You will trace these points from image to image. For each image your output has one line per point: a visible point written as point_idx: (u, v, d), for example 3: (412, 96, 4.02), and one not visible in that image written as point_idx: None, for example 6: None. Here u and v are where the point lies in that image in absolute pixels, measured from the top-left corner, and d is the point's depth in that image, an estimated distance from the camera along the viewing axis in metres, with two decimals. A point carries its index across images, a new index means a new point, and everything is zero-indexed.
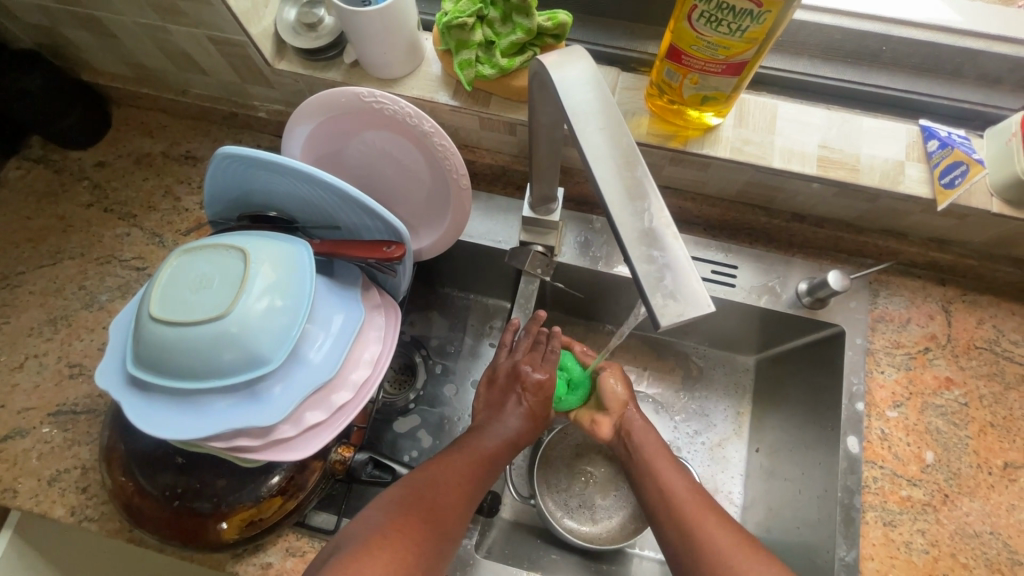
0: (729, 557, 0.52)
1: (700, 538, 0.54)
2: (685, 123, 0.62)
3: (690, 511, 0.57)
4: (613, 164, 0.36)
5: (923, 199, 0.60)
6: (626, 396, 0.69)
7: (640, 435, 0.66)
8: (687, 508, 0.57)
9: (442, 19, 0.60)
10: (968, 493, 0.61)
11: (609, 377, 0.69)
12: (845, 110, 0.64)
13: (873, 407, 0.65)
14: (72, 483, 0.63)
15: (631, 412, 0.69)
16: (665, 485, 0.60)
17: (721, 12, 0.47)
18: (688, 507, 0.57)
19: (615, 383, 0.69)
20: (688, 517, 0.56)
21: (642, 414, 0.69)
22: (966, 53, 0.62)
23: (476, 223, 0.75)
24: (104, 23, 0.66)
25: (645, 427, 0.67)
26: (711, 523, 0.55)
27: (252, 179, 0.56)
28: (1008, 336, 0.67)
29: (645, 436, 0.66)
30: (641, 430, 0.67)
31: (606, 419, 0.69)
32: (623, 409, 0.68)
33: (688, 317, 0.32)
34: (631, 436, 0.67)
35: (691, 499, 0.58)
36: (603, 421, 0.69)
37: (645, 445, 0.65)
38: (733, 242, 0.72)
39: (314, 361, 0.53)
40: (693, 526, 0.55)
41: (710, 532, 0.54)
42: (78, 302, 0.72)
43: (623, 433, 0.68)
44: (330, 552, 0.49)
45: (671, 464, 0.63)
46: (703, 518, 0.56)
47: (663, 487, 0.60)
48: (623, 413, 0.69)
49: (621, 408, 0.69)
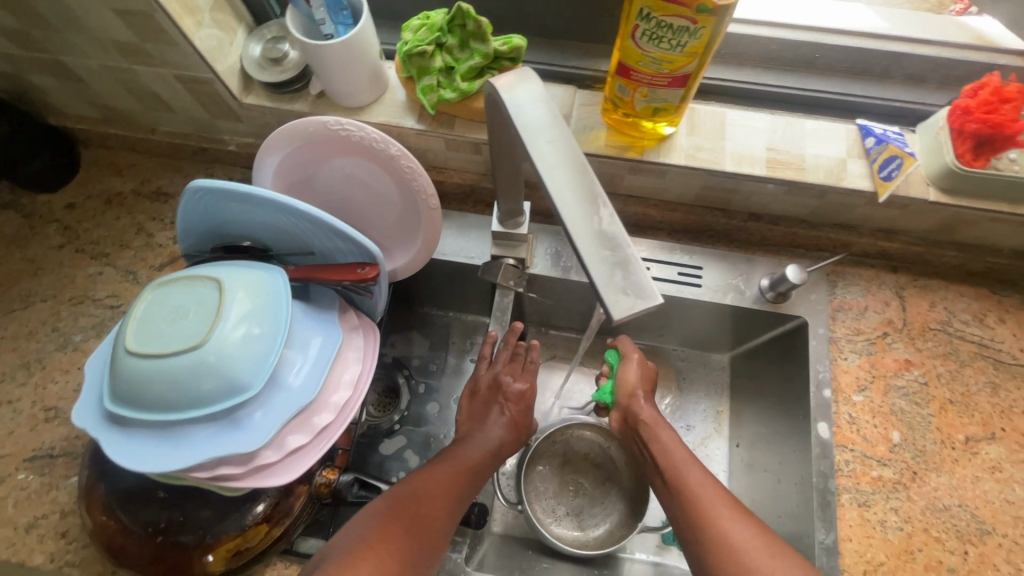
0: (746, 554, 0.51)
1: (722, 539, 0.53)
2: (640, 134, 0.65)
3: (705, 508, 0.56)
4: (564, 174, 0.38)
5: (866, 192, 0.63)
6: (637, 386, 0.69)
7: (659, 433, 0.64)
8: (707, 511, 0.55)
9: (403, 48, 0.63)
10: (935, 469, 0.64)
11: (625, 361, 0.71)
12: (788, 114, 0.68)
13: (840, 392, 0.67)
14: (52, 529, 0.62)
15: (641, 403, 0.68)
16: (679, 478, 0.59)
17: (661, 31, 0.50)
18: (703, 504, 0.56)
19: (631, 368, 0.70)
20: (700, 515, 0.55)
21: (650, 405, 0.68)
22: (892, 56, 0.66)
23: (449, 242, 0.77)
24: (70, 67, 0.67)
25: (655, 419, 0.66)
26: (725, 516, 0.54)
27: (224, 211, 0.58)
28: (959, 317, 0.70)
29: (655, 429, 0.65)
30: (651, 423, 0.66)
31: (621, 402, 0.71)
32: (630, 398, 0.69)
33: (636, 311, 0.34)
34: (648, 426, 0.65)
35: (706, 494, 0.57)
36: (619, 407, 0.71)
37: (656, 439, 0.64)
38: (697, 245, 0.75)
39: (293, 385, 0.54)
40: (706, 522, 0.54)
41: (725, 528, 0.54)
42: (52, 344, 0.72)
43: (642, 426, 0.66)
44: (314, 566, 0.49)
45: (684, 457, 0.62)
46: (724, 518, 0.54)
47: (677, 480, 0.59)
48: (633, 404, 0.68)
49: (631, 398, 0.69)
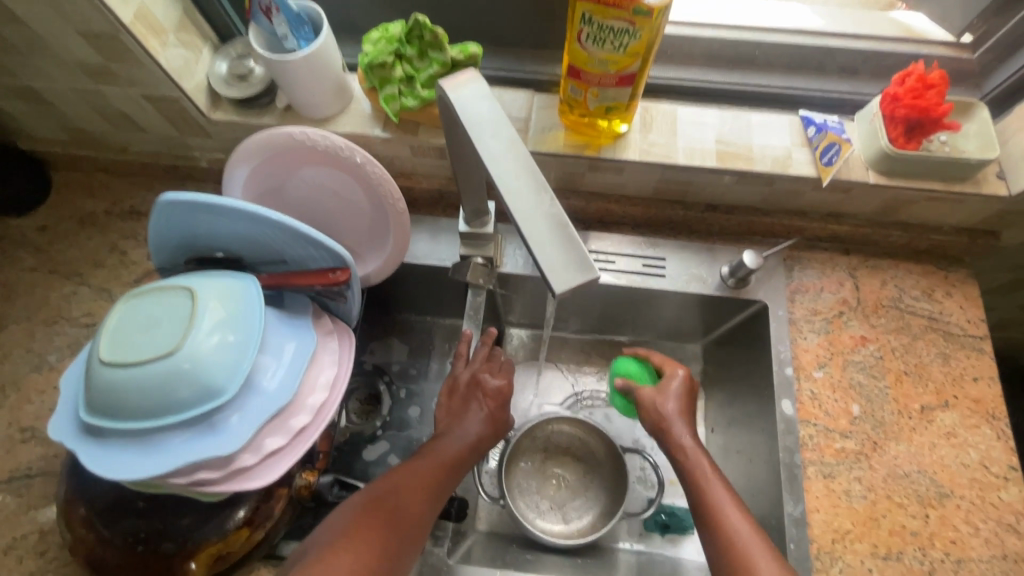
0: None
1: (748, 568, 0.51)
2: (597, 133, 0.68)
3: (742, 548, 0.53)
4: (510, 165, 0.40)
5: (810, 178, 0.67)
6: (671, 412, 0.63)
7: (697, 465, 0.59)
8: (742, 543, 0.53)
9: (364, 60, 0.66)
10: (894, 438, 0.67)
11: (666, 404, 0.64)
12: (735, 108, 0.72)
13: (801, 370, 0.70)
14: (31, 548, 0.62)
15: (683, 436, 0.61)
16: (717, 511, 0.55)
17: (604, 33, 0.53)
18: (742, 544, 0.53)
19: (681, 429, 0.62)
20: (739, 555, 0.52)
21: (690, 431, 0.62)
22: (826, 50, 0.70)
23: (421, 245, 0.79)
24: (39, 91, 0.69)
25: (696, 450, 0.60)
26: (762, 558, 0.52)
27: (194, 224, 0.59)
28: (909, 293, 0.74)
29: (697, 461, 0.59)
30: (692, 454, 0.60)
31: (649, 390, 0.65)
32: (672, 430, 0.62)
33: (577, 285, 0.36)
34: (685, 459, 0.60)
35: (746, 531, 0.54)
36: (648, 395, 0.65)
37: (696, 471, 0.59)
38: (659, 237, 0.78)
39: (269, 388, 0.55)
40: (744, 566, 0.52)
41: (762, 572, 0.51)
42: (28, 365, 0.72)
43: (676, 454, 0.61)
44: (297, 557, 0.52)
45: (723, 489, 0.57)
46: (750, 546, 0.53)
47: (714, 516, 0.55)
48: (675, 436, 0.62)
49: (664, 423, 0.63)
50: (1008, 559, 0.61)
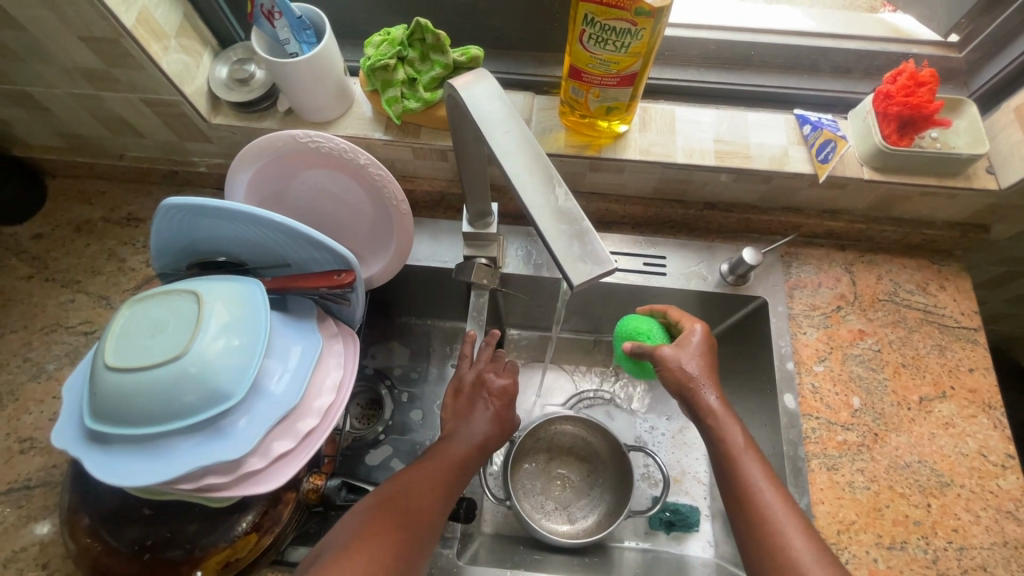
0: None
1: (778, 540, 0.51)
2: (598, 133, 0.69)
3: (775, 523, 0.52)
4: (524, 162, 0.41)
5: (807, 174, 0.69)
6: (695, 372, 0.60)
7: (728, 433, 0.57)
8: (773, 519, 0.52)
9: (366, 64, 0.66)
10: (894, 429, 0.68)
11: (689, 366, 0.61)
12: (732, 108, 0.73)
13: (802, 364, 0.71)
14: (32, 560, 0.61)
15: (709, 398, 0.59)
16: (750, 487, 0.54)
17: (606, 34, 0.54)
18: (774, 520, 0.52)
19: (705, 390, 0.60)
20: (771, 530, 0.52)
21: (716, 393, 0.60)
22: (819, 50, 0.72)
23: (422, 248, 0.80)
24: (37, 97, 0.68)
25: (725, 413, 0.58)
26: (794, 535, 0.51)
27: (197, 228, 0.59)
28: (903, 287, 0.76)
29: (729, 426, 0.58)
30: (723, 417, 0.58)
31: (670, 349, 0.62)
32: (697, 393, 0.60)
33: (592, 276, 0.37)
34: (715, 426, 0.58)
35: (779, 507, 0.53)
36: (669, 355, 0.61)
37: (731, 442, 0.57)
38: (659, 236, 0.79)
39: (276, 392, 0.55)
40: (776, 541, 0.51)
41: (794, 547, 0.51)
42: (25, 374, 0.71)
43: (705, 420, 0.59)
44: (309, 560, 0.51)
45: (757, 463, 0.56)
46: (779, 517, 0.52)
47: (747, 490, 0.54)
48: (699, 398, 0.59)
49: (689, 384, 0.60)
50: (1009, 546, 0.62)
